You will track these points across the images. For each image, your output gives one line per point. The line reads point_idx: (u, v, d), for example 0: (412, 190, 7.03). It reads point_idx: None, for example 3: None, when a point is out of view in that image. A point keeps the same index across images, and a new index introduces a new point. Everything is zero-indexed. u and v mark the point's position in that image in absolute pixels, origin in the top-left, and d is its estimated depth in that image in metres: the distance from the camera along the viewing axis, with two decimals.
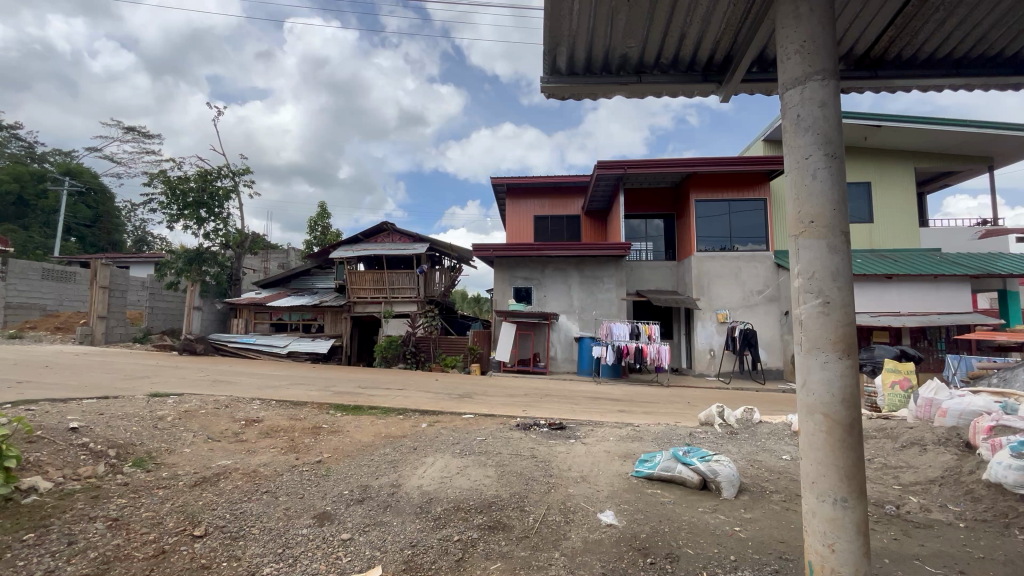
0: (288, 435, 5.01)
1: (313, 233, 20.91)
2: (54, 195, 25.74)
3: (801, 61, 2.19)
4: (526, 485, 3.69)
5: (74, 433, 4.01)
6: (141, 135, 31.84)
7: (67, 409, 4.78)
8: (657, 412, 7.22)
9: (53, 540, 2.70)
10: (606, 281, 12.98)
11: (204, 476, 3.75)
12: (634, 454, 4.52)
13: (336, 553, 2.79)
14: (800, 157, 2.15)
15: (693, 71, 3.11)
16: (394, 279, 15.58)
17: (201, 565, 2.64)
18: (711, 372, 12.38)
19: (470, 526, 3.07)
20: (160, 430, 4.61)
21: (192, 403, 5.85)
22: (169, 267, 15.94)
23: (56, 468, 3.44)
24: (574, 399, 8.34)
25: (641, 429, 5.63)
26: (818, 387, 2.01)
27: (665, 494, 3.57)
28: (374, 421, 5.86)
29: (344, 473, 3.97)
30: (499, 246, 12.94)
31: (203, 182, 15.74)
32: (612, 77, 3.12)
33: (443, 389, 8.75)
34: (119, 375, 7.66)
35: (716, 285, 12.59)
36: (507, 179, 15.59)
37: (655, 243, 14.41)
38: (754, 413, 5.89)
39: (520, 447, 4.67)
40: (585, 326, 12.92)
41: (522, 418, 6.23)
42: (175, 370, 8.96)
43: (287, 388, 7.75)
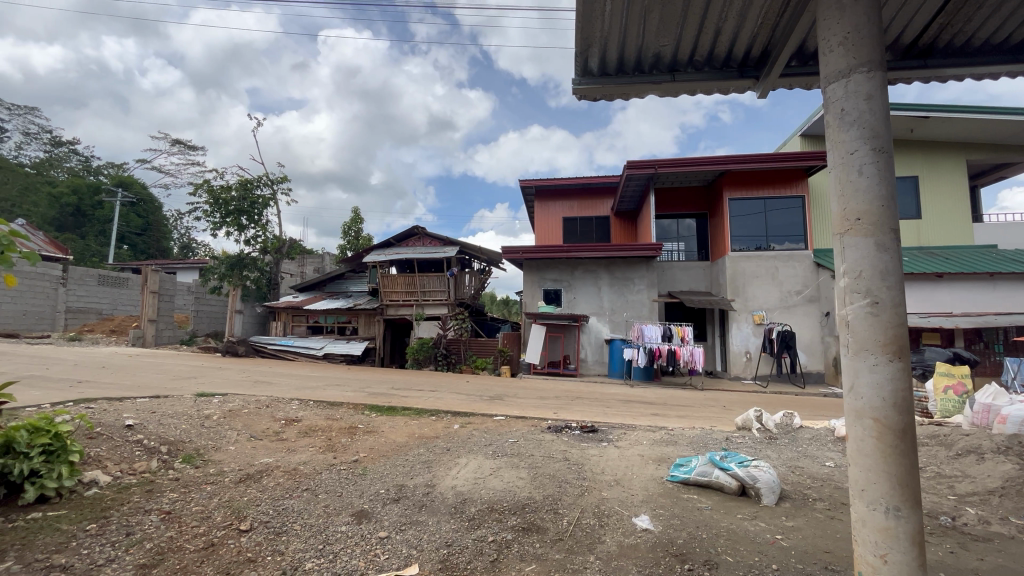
0: (325, 434, 5.14)
1: (347, 238, 21.47)
2: (108, 206, 27.30)
3: (845, 53, 2.12)
4: (559, 487, 3.67)
5: (129, 430, 4.24)
6: (187, 147, 33.48)
7: (122, 407, 5.06)
8: (692, 416, 7.07)
9: (113, 531, 2.86)
10: (637, 282, 12.78)
11: (249, 473, 3.91)
12: (668, 458, 4.43)
13: (374, 551, 2.85)
14: (844, 152, 2.08)
15: (729, 68, 3.04)
16: (425, 282, 15.82)
17: (247, 558, 2.74)
18: (747, 376, 12.01)
19: (505, 527, 3.09)
20: (207, 428, 4.83)
21: (236, 402, 6.08)
22: (213, 272, 16.63)
23: (114, 463, 3.65)
24: (606, 402, 8.27)
25: (675, 432, 5.53)
26: (867, 391, 1.93)
27: (702, 499, 3.49)
28: (408, 421, 5.96)
29: (380, 472, 4.06)
30: (528, 248, 12.95)
31: (244, 190, 16.41)
32: (645, 77, 3.09)
33: (474, 391, 8.83)
34: (169, 376, 8.05)
35: (752, 285, 12.23)
36: (536, 180, 15.61)
37: (687, 243, 14.13)
38: (794, 418, 5.69)
39: (553, 450, 4.65)
40: (616, 328, 12.78)
41: (553, 420, 6.22)
42: (220, 372, 9.34)
43: (324, 389, 7.96)
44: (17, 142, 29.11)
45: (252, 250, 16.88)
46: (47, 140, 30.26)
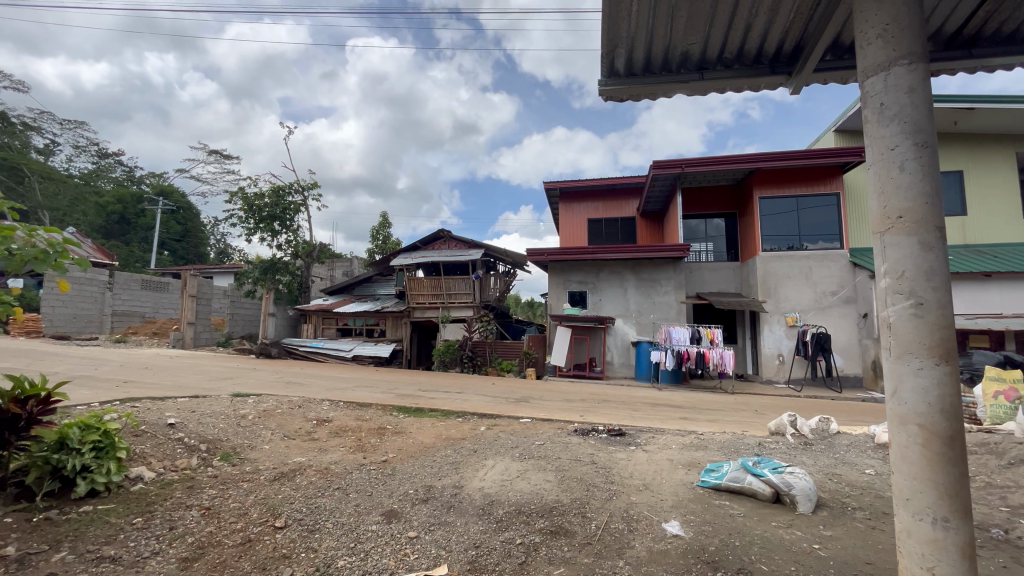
0: (355, 435, 5.25)
1: (375, 242, 21.88)
2: (150, 214, 28.56)
3: (885, 45, 2.05)
4: (587, 491, 3.64)
5: (172, 428, 4.42)
6: (222, 157, 34.81)
7: (164, 406, 5.27)
8: (722, 420, 6.91)
9: (157, 524, 2.99)
10: (664, 283, 12.58)
11: (283, 472, 4.02)
12: (699, 463, 4.34)
13: (404, 550, 2.90)
14: (884, 148, 2.01)
15: (759, 64, 2.96)
16: (450, 285, 15.95)
17: (282, 554, 2.83)
18: (780, 379, 11.66)
19: (532, 530, 3.08)
20: (243, 427, 5.00)
21: (270, 402, 6.28)
22: (247, 276, 17.20)
23: (158, 460, 3.81)
24: (633, 405, 8.17)
25: (704, 437, 5.42)
26: (911, 396, 1.85)
27: (734, 506, 3.41)
28: (435, 423, 6.02)
29: (409, 472, 4.12)
30: (553, 250, 12.91)
31: (276, 197, 16.92)
32: (672, 76, 3.04)
33: (500, 393, 8.85)
34: (207, 377, 8.36)
35: (784, 286, 11.87)
36: (560, 182, 15.59)
37: (716, 243, 13.84)
38: (831, 423, 5.48)
39: (580, 453, 4.61)
40: (643, 330, 12.61)
41: (580, 423, 6.18)
42: (254, 373, 9.65)
43: (354, 390, 8.12)
44: (68, 155, 30.83)
45: (284, 254, 17.37)
46: (95, 152, 31.93)
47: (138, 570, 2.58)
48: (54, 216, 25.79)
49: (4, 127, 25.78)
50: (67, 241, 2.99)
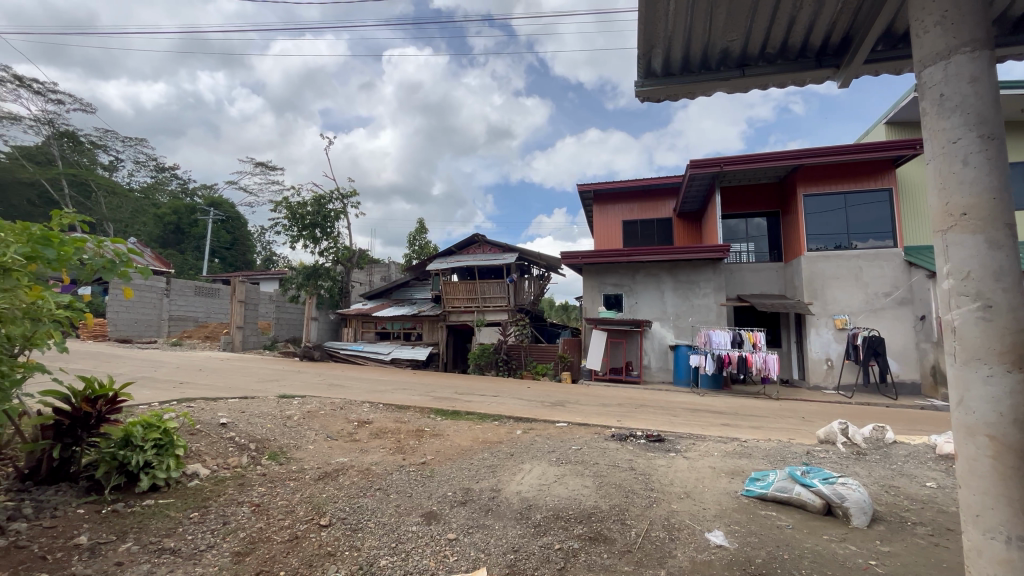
0: (394, 436, 5.38)
1: (412, 248, 22.34)
2: (202, 224, 30.19)
3: (944, 33, 1.94)
4: (626, 498, 3.58)
5: (224, 427, 4.64)
6: (267, 168, 36.41)
7: (216, 406, 5.55)
8: (767, 427, 6.66)
9: (212, 519, 3.15)
10: (703, 285, 12.24)
11: (327, 472, 4.15)
12: (743, 471, 4.19)
13: (443, 552, 2.93)
14: (945, 141, 1.89)
15: (804, 58, 2.85)
16: (485, 288, 16.06)
17: (328, 551, 2.91)
18: (829, 386, 11.11)
19: (571, 536, 3.06)
20: (289, 427, 5.20)
21: (313, 404, 6.49)
22: (292, 282, 17.90)
23: (212, 457, 4.02)
24: (672, 410, 7.99)
25: (748, 444, 5.23)
26: (981, 405, 1.73)
27: (782, 517, 3.27)
28: (472, 426, 6.08)
29: (447, 475, 4.17)
30: (588, 253, 12.80)
31: (318, 205, 17.54)
32: (712, 74, 2.97)
33: (535, 397, 8.84)
34: (256, 379, 8.76)
35: (832, 287, 11.32)
36: (594, 184, 15.47)
37: (757, 243, 13.38)
38: (886, 432, 5.17)
39: (618, 458, 4.55)
40: (681, 334, 12.30)
41: (617, 428, 6.09)
42: (298, 375, 10.03)
43: (393, 393, 8.31)
44: (129, 170, 33.04)
45: (325, 261, 17.97)
46: (153, 167, 34.05)
47: (195, 563, 2.71)
48: (118, 228, 27.69)
49: (75, 146, 27.91)
50: (131, 250, 3.16)
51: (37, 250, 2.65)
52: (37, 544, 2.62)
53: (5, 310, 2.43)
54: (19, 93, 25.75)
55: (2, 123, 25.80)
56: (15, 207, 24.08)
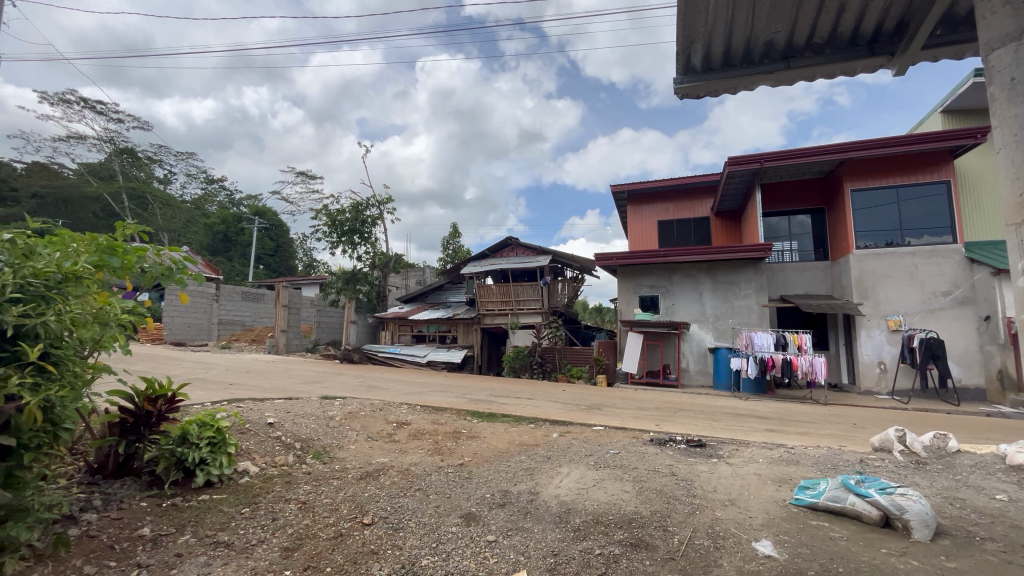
0: (432, 437, 5.45)
1: (446, 252, 22.65)
2: (248, 232, 31.56)
3: (1012, 14, 1.83)
4: (668, 504, 3.49)
5: (271, 427, 4.83)
6: (308, 177, 37.72)
7: (263, 407, 5.78)
8: (816, 433, 6.36)
9: (262, 515, 3.27)
10: (743, 285, 11.85)
11: (367, 471, 4.24)
12: (791, 479, 4.02)
13: (483, 553, 2.96)
14: (1015, 129, 1.78)
15: (856, 45, 2.70)
16: (519, 291, 16.09)
17: (371, 549, 2.98)
18: (882, 391, 10.52)
19: (611, 541, 3.01)
20: (332, 428, 5.35)
21: (354, 405, 6.67)
22: (332, 287, 18.48)
23: (261, 456, 4.19)
24: (713, 415, 7.75)
25: (796, 451, 5.02)
26: None
27: (835, 528, 3.11)
28: (508, 428, 6.09)
29: (485, 476, 4.19)
30: (622, 254, 12.63)
31: (356, 212, 18.03)
32: (755, 67, 2.85)
33: (570, 400, 8.77)
34: (300, 381, 9.07)
35: (884, 286, 10.73)
36: (628, 185, 15.27)
37: (801, 242, 12.85)
38: (950, 440, 4.83)
39: (658, 463, 4.45)
40: (721, 336, 11.95)
41: (655, 433, 5.96)
42: (338, 377, 10.31)
43: (430, 395, 8.42)
44: (182, 182, 34.96)
45: (363, 266, 18.44)
46: (203, 179, 35.85)
47: (247, 556, 2.83)
48: (172, 237, 29.33)
49: (133, 161, 29.75)
50: (185, 258, 3.34)
51: (103, 258, 2.86)
52: (105, 534, 2.81)
53: (78, 315, 2.56)
54: (84, 114, 27.66)
55: (70, 142, 27.81)
56: (81, 220, 25.88)
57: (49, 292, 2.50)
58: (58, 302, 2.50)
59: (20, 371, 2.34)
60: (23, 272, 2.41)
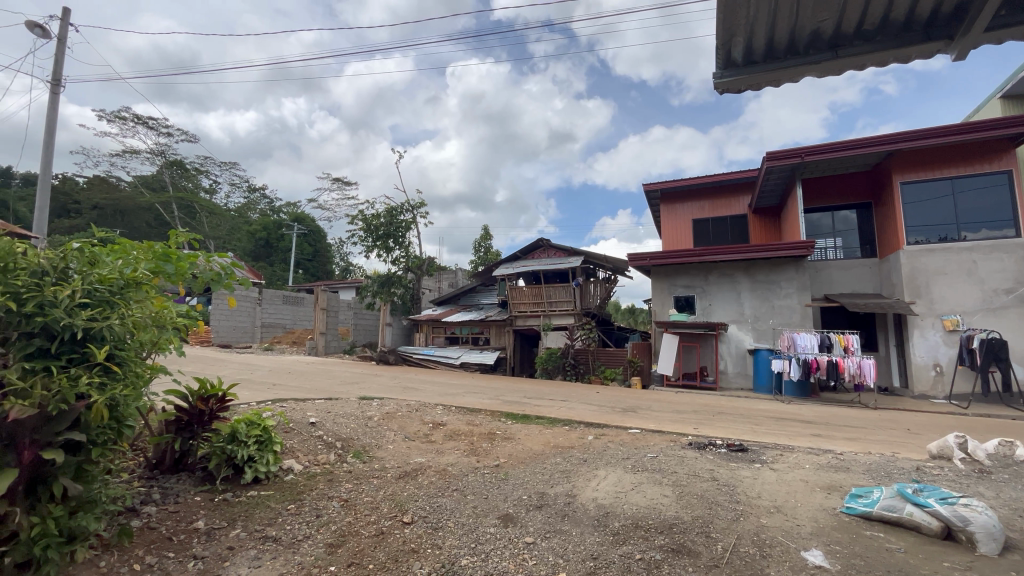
0: (468, 438, 5.50)
1: (478, 254, 22.82)
2: (288, 238, 32.78)
3: None
4: (710, 509, 3.40)
5: (313, 426, 4.99)
6: (344, 183, 38.78)
7: (306, 406, 5.98)
8: (866, 439, 6.07)
9: (307, 512, 3.38)
10: (784, 285, 11.44)
11: (406, 471, 4.32)
12: (842, 487, 3.84)
13: (522, 555, 2.95)
14: None
15: (911, 30, 2.43)
16: (551, 293, 16.03)
17: (412, 548, 3.03)
18: (938, 395, 9.92)
19: (652, 546, 2.95)
20: (371, 427, 5.48)
21: (392, 406, 6.81)
22: (368, 290, 18.96)
23: (304, 454, 4.33)
24: (754, 419, 7.49)
25: (845, 457, 4.79)
26: None
27: (892, 539, 2.95)
28: (543, 430, 6.08)
29: (521, 478, 4.19)
30: (656, 253, 12.40)
31: (391, 216, 18.42)
32: (800, 58, 2.63)
33: (605, 402, 8.67)
34: (339, 381, 9.32)
35: (939, 284, 10.13)
36: (661, 183, 14.99)
37: (846, 238, 12.30)
38: (1019, 448, 4.50)
39: (698, 468, 4.33)
40: (761, 337, 11.57)
41: (694, 436, 5.82)
42: (375, 378, 10.55)
43: (464, 396, 8.50)
44: (226, 192, 36.59)
45: (398, 269, 18.81)
46: (246, 188, 37.43)
47: (294, 551, 2.93)
48: (218, 244, 30.72)
49: (183, 173, 31.29)
50: (233, 263, 3.49)
51: (159, 265, 3.05)
52: (164, 527, 2.96)
53: (139, 318, 2.71)
54: (138, 129, 29.36)
55: (125, 157, 29.56)
56: (136, 229, 27.47)
57: (114, 298, 2.65)
58: (122, 307, 2.64)
59: (89, 371, 2.50)
60: (90, 279, 2.57)
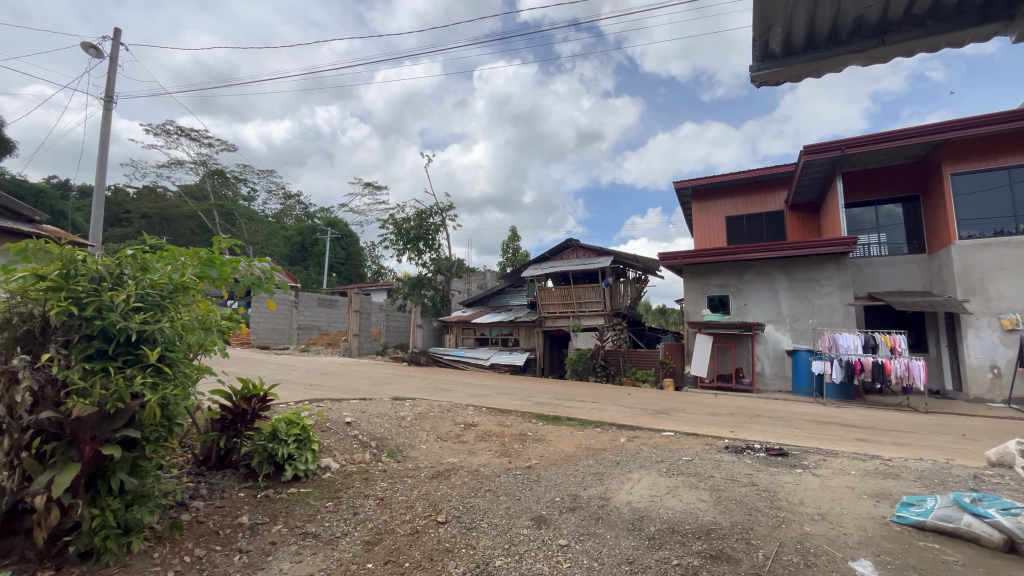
0: (499, 439, 5.52)
1: (506, 255, 22.87)
2: (321, 243, 33.71)
3: None
4: (750, 516, 3.29)
5: (349, 425, 5.11)
6: (375, 188, 39.51)
7: (342, 406, 6.14)
8: (916, 444, 5.77)
9: (345, 509, 3.46)
10: (824, 283, 11.02)
11: (439, 471, 4.37)
12: (891, 495, 3.65)
13: (556, 557, 2.94)
14: None
15: (966, 12, 2.28)
16: (580, 293, 15.92)
17: (446, 547, 3.06)
18: (996, 399, 9.33)
19: (690, 552, 2.89)
20: (404, 427, 5.57)
21: (423, 406, 6.91)
22: (399, 292, 19.30)
23: (341, 452, 4.45)
24: (794, 422, 7.24)
25: (894, 464, 4.56)
26: None
27: (949, 551, 2.79)
28: (574, 432, 6.03)
29: (554, 480, 4.17)
30: (688, 252, 12.14)
31: (421, 219, 18.70)
32: (843, 46, 2.51)
33: (637, 404, 8.55)
34: (372, 382, 9.51)
35: (995, 280, 9.53)
36: (692, 181, 14.67)
37: (892, 233, 11.73)
38: None
39: (736, 472, 4.21)
40: (800, 337, 11.17)
41: (731, 440, 5.67)
42: (406, 379, 10.74)
43: (494, 397, 8.54)
44: (263, 199, 37.90)
45: (428, 271, 19.06)
46: (282, 194, 38.64)
47: (332, 548, 3.00)
48: (256, 249, 31.86)
49: (223, 181, 32.56)
50: (272, 268, 3.62)
51: (205, 270, 3.19)
52: (211, 521, 3.09)
53: (188, 321, 2.83)
54: (182, 141, 30.73)
55: (171, 167, 31.03)
56: (181, 236, 28.79)
57: (164, 302, 2.78)
58: (172, 310, 2.77)
59: (142, 372, 2.63)
60: (143, 284, 2.71)
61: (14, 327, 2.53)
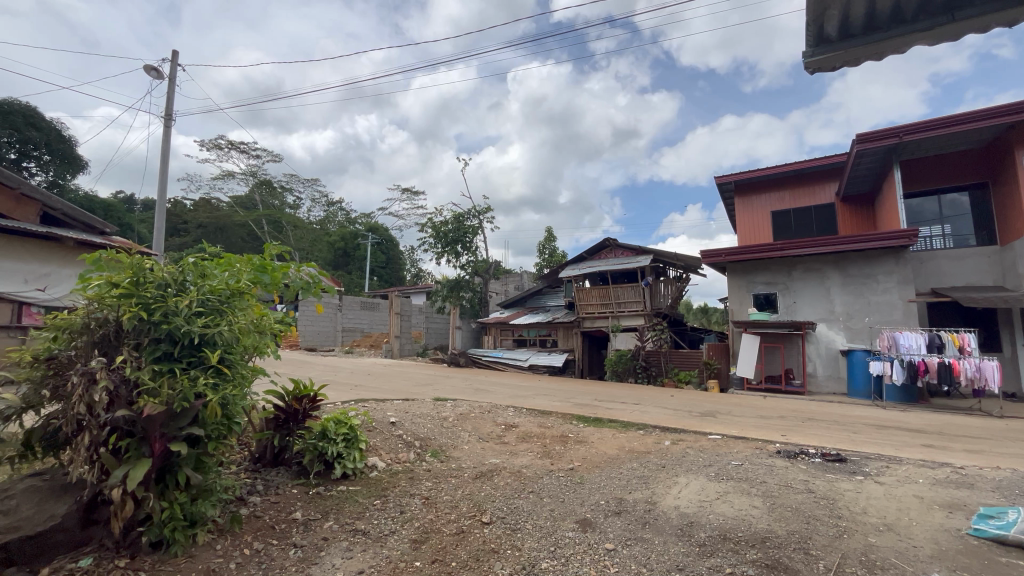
0: (541, 440, 5.51)
1: (543, 256, 22.81)
2: (363, 248, 34.74)
3: None
4: (807, 524, 3.13)
5: (394, 425, 5.23)
6: (413, 194, 40.24)
7: (386, 407, 6.29)
8: (991, 451, 5.34)
9: (392, 507, 3.54)
10: (882, 279, 10.39)
11: (482, 471, 4.40)
12: (966, 506, 3.38)
13: (603, 561, 2.89)
14: None
15: None
16: (619, 293, 15.68)
17: (491, 548, 3.07)
18: None
19: (743, 560, 2.78)
20: (446, 428, 5.64)
21: (465, 406, 6.99)
22: (439, 294, 19.61)
23: (386, 452, 4.56)
24: (852, 425, 6.85)
25: (967, 472, 4.23)
26: None
27: None
28: (616, 433, 5.95)
29: (597, 482, 4.12)
30: (732, 249, 11.73)
31: (458, 222, 18.93)
32: (912, 25, 2.34)
33: (681, 406, 8.34)
34: (414, 383, 9.70)
35: None
36: (735, 175, 14.19)
37: (957, 224, 10.94)
38: None
39: (791, 478, 4.02)
40: (856, 337, 10.58)
41: (783, 444, 5.43)
42: (448, 379, 10.91)
43: (534, 398, 8.54)
44: (307, 207, 39.32)
45: (466, 273, 19.27)
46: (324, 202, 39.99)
47: (382, 545, 3.07)
48: (302, 255, 33.12)
49: (270, 191, 33.98)
50: (319, 272, 3.76)
51: (258, 275, 3.34)
52: (267, 516, 3.22)
53: (243, 325, 2.97)
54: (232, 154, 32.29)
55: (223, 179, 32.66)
56: (233, 244, 30.24)
57: (222, 307, 2.92)
58: (229, 315, 2.91)
59: (204, 373, 2.78)
60: (203, 290, 2.87)
61: (92, 331, 2.72)
